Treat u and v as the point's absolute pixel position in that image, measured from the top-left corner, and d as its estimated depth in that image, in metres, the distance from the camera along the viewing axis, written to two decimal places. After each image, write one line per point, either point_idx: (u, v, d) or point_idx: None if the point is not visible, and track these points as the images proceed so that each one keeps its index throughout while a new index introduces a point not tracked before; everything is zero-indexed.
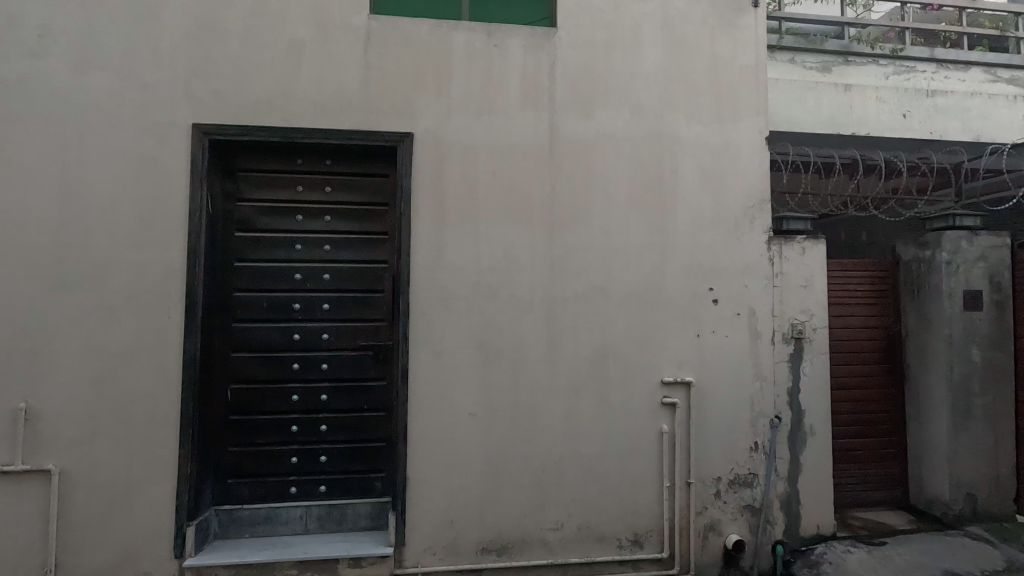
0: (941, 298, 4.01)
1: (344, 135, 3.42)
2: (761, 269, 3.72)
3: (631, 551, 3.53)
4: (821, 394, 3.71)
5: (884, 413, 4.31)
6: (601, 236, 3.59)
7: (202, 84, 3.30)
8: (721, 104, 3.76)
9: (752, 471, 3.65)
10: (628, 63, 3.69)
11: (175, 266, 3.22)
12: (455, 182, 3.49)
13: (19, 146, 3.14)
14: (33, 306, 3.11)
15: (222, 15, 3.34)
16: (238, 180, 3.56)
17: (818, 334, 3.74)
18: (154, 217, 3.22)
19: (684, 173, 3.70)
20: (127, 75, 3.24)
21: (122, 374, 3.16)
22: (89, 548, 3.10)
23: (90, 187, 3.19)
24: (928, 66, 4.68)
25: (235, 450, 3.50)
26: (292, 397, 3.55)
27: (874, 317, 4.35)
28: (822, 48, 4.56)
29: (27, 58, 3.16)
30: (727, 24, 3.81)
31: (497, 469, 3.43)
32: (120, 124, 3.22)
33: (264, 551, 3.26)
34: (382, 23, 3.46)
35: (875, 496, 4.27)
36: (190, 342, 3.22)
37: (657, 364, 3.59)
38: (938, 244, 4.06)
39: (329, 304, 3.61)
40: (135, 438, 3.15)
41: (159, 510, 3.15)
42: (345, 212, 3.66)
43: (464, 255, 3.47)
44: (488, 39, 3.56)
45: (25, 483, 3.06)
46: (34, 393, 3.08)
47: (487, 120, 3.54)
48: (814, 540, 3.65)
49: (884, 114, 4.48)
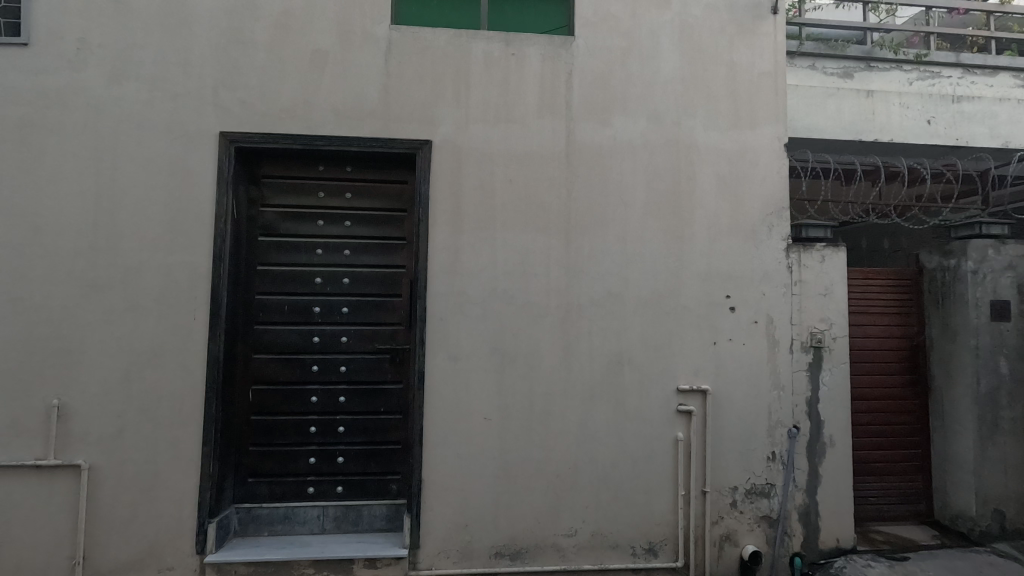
0: (967, 308, 3.92)
1: (363, 141, 3.49)
2: (780, 277, 3.69)
3: (644, 559, 3.51)
4: (841, 404, 3.65)
5: (907, 424, 4.22)
6: (617, 242, 3.60)
7: (229, 94, 3.41)
8: (740, 109, 3.75)
9: (770, 481, 3.60)
10: (645, 71, 3.71)
11: (201, 269, 3.33)
12: (473, 189, 3.54)
13: (57, 151, 3.28)
14: (67, 306, 3.23)
15: (249, 26, 3.45)
16: (262, 186, 3.66)
17: (838, 343, 3.69)
18: (183, 222, 3.34)
19: (701, 180, 3.69)
20: (158, 86, 3.37)
21: (149, 373, 3.26)
22: (115, 542, 3.20)
23: (123, 192, 3.32)
24: (954, 72, 4.61)
25: (255, 449, 3.59)
26: (311, 398, 3.63)
27: (896, 326, 4.27)
28: (844, 54, 4.51)
29: (65, 70, 3.31)
30: (745, 31, 3.80)
31: (512, 474, 3.45)
32: (152, 131, 3.35)
33: (281, 550, 3.33)
34: (403, 33, 3.53)
35: (897, 510, 4.17)
36: (215, 343, 3.31)
37: (673, 371, 3.58)
38: (964, 253, 3.97)
39: (348, 307, 3.68)
40: (161, 435, 3.25)
41: (182, 506, 3.24)
42: (364, 218, 3.74)
43: (480, 260, 3.51)
44: (506, 48, 3.61)
45: (57, 476, 3.18)
46: (66, 391, 3.21)
47: (505, 128, 3.58)
48: (833, 553, 3.58)
49: (908, 120, 4.42)
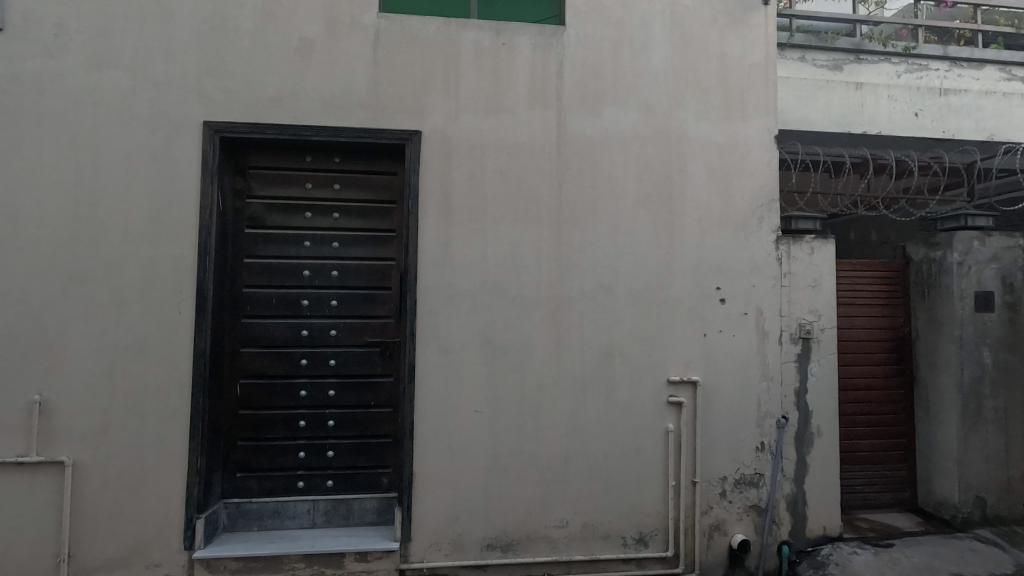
0: (952, 299, 3.97)
1: (352, 132, 3.44)
2: (769, 269, 3.70)
3: (635, 549, 3.54)
4: (828, 394, 3.69)
5: (892, 413, 4.28)
6: (608, 234, 3.59)
7: (213, 82, 3.33)
8: (731, 101, 3.74)
9: (758, 471, 3.64)
10: (636, 62, 3.68)
11: (186, 262, 3.27)
12: (463, 181, 3.50)
13: (34, 141, 3.19)
14: (48, 300, 3.16)
15: (233, 14, 3.37)
16: (248, 177, 3.60)
17: (826, 335, 3.72)
18: (167, 213, 3.27)
19: (693, 172, 3.69)
20: (139, 73, 3.28)
21: (134, 368, 3.21)
22: (101, 539, 3.16)
23: (104, 183, 3.24)
24: (941, 65, 4.64)
25: (244, 444, 3.55)
26: (300, 393, 3.59)
27: (883, 318, 4.32)
28: (833, 46, 4.52)
29: (42, 57, 3.21)
30: (737, 22, 3.79)
31: (503, 466, 3.45)
32: (134, 121, 3.27)
33: (271, 545, 3.30)
34: (392, 21, 3.47)
35: (882, 498, 4.24)
36: (201, 337, 3.26)
37: (663, 363, 3.59)
38: (950, 245, 4.02)
39: (337, 300, 3.64)
40: (147, 431, 3.20)
41: (170, 502, 3.20)
42: (353, 210, 3.69)
43: (471, 253, 3.48)
44: (496, 37, 3.57)
45: (39, 473, 3.12)
46: (48, 386, 3.14)
47: (495, 119, 3.55)
48: (821, 541, 3.63)
49: (896, 112, 4.44)
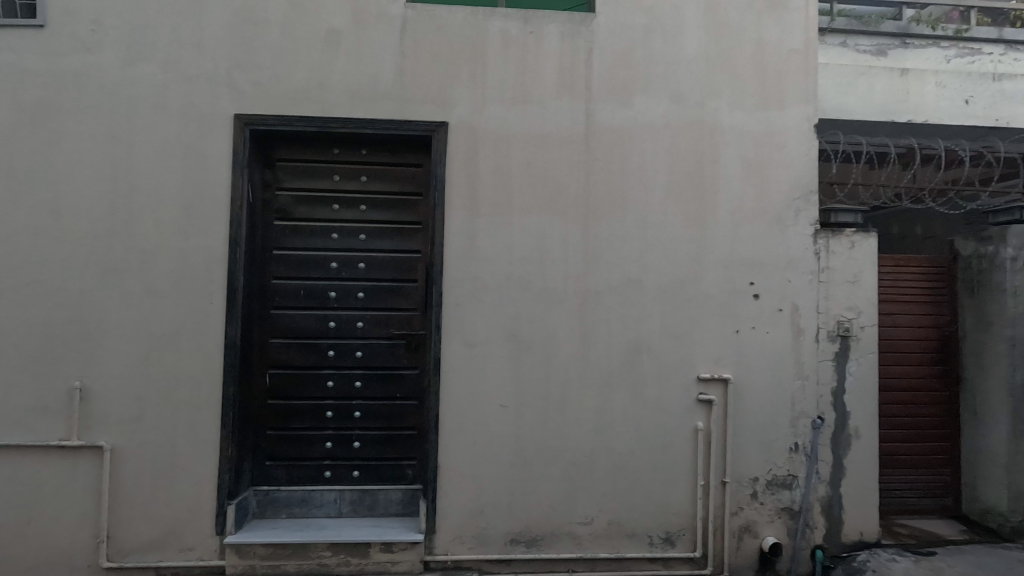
0: (1004, 296, 3.73)
1: (379, 124, 3.43)
2: (806, 264, 3.56)
3: (662, 548, 3.47)
4: (868, 395, 3.54)
5: (935, 416, 4.09)
6: (637, 227, 3.51)
7: (242, 75, 3.37)
8: (767, 90, 3.60)
9: (791, 472, 3.52)
10: (668, 49, 3.57)
11: (217, 253, 3.32)
12: (489, 173, 3.46)
13: (73, 135, 3.28)
14: (86, 290, 3.25)
15: (262, 6, 3.39)
16: (277, 170, 3.63)
17: (866, 333, 3.55)
18: (200, 206, 3.33)
19: (726, 163, 3.56)
20: (172, 67, 3.33)
21: (168, 356, 3.28)
22: (137, 522, 3.25)
23: (139, 175, 3.31)
24: (996, 49, 4.37)
25: (272, 433, 3.60)
26: (326, 383, 3.63)
27: (927, 315, 4.12)
28: (877, 30, 4.30)
29: (81, 52, 3.29)
30: (775, 6, 3.64)
31: (527, 461, 3.42)
32: (167, 114, 3.33)
33: (299, 533, 3.35)
34: (419, 12, 3.44)
35: (921, 503, 4.07)
36: (231, 327, 3.31)
37: (693, 360, 3.50)
38: (1003, 239, 3.77)
39: (363, 292, 3.66)
40: (180, 418, 3.27)
41: (201, 488, 3.27)
42: (379, 202, 3.69)
43: (497, 247, 3.44)
44: (524, 27, 3.50)
45: (80, 456, 3.22)
46: (89, 373, 3.24)
47: (523, 109, 3.49)
48: (857, 546, 3.49)
49: (944, 99, 4.22)
